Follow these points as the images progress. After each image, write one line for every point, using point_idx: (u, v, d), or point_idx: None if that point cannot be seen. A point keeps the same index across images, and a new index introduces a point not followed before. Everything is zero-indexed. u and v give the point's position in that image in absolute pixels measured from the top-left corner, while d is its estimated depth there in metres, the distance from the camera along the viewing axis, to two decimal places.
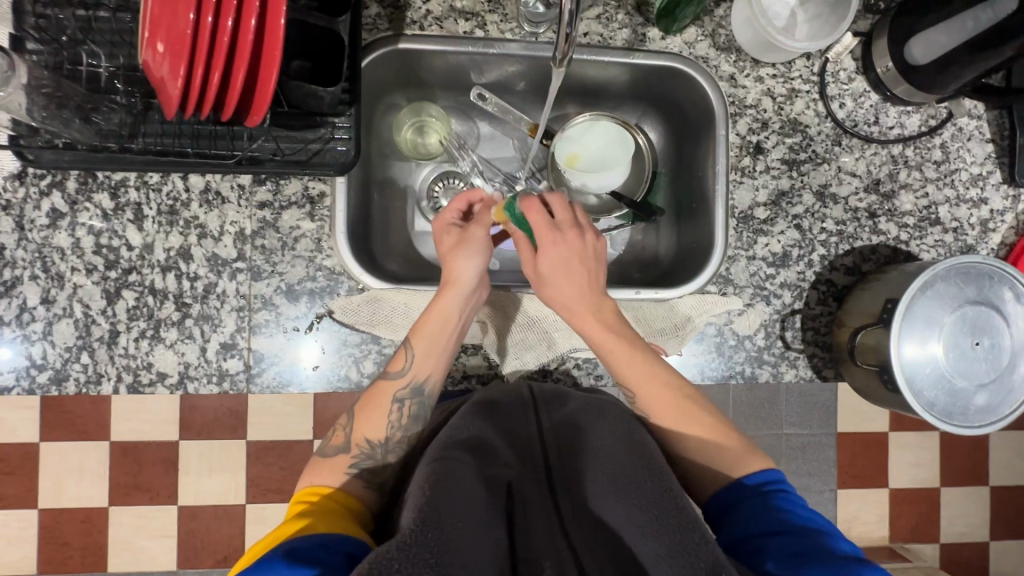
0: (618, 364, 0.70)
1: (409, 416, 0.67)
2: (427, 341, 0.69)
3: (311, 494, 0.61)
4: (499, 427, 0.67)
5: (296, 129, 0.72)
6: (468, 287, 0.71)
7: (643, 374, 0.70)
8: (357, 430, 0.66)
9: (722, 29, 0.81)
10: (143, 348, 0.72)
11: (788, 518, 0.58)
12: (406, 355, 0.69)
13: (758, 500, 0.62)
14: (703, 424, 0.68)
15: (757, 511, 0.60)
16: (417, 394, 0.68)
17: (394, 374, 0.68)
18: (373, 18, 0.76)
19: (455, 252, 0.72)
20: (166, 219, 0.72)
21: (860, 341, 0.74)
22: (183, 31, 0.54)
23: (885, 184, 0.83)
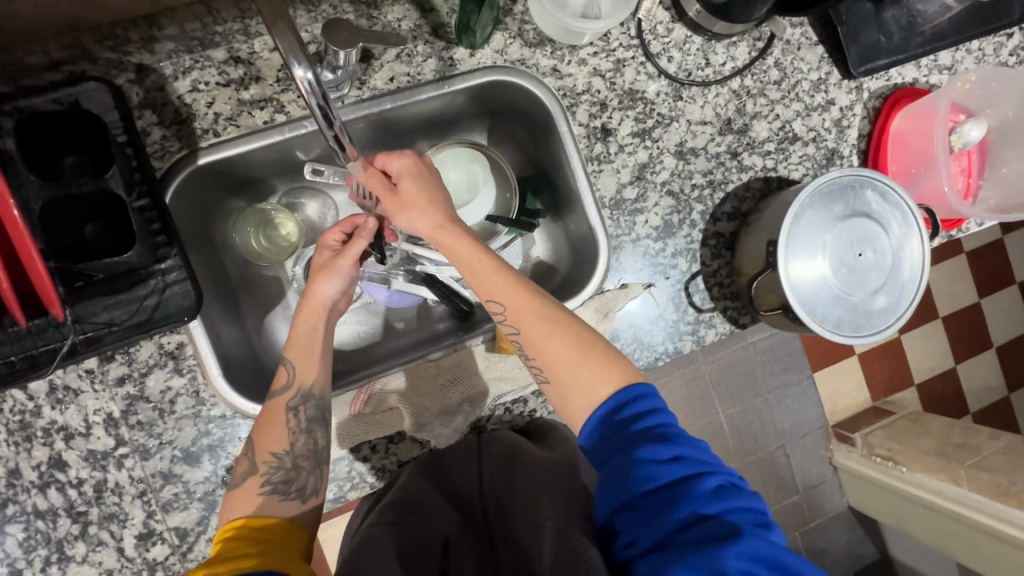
0: (485, 279, 0.63)
1: (308, 420, 0.65)
2: (304, 350, 0.68)
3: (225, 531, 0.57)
4: (442, 486, 0.69)
5: (123, 290, 0.65)
6: (328, 307, 0.71)
7: (501, 276, 0.63)
8: (260, 447, 0.63)
9: (528, 24, 0.77)
10: (56, 575, 0.66)
11: (651, 479, 0.50)
12: (287, 369, 0.66)
13: (616, 457, 0.52)
14: (556, 320, 0.60)
15: (617, 474, 0.51)
16: (309, 399, 0.65)
17: (278, 390, 0.65)
18: (160, 143, 0.69)
19: (317, 275, 0.71)
20: (22, 436, 0.65)
21: (760, 286, 0.74)
22: None
23: (737, 120, 0.83)
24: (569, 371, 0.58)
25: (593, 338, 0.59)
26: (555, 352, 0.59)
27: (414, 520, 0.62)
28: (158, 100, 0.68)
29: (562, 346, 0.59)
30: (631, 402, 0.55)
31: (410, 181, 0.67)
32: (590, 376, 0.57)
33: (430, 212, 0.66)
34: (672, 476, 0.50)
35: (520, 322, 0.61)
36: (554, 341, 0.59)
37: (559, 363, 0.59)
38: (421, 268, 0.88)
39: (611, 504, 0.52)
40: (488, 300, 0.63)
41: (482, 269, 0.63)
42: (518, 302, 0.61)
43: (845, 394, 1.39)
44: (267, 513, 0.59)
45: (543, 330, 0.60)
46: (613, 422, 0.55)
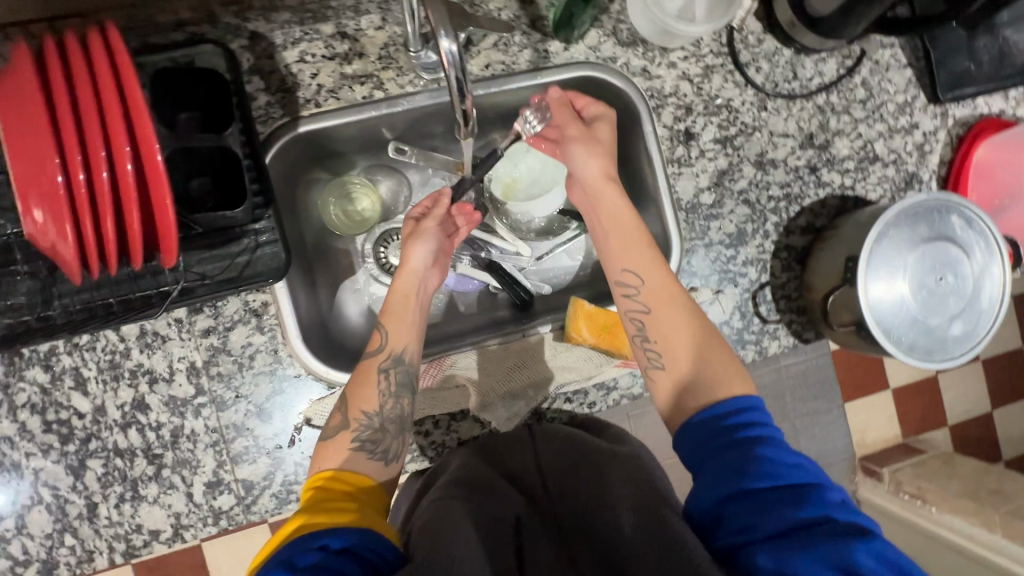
0: (629, 249, 0.70)
1: (397, 384, 0.66)
2: (397, 318, 0.70)
3: (315, 480, 0.59)
4: (497, 469, 0.68)
5: (218, 245, 0.67)
6: (420, 272, 0.74)
7: (649, 254, 0.70)
8: (353, 404, 0.64)
9: (622, 24, 0.78)
10: (128, 512, 0.68)
11: (770, 475, 0.52)
12: (382, 333, 0.69)
13: (736, 452, 0.54)
14: (685, 314, 0.67)
15: (735, 465, 0.53)
16: (399, 363, 0.67)
17: (371, 351, 0.68)
18: (264, 108, 0.71)
19: (408, 240, 0.75)
20: (111, 375, 0.68)
21: (834, 302, 0.74)
22: (56, 194, 0.48)
23: (818, 136, 0.83)
24: (697, 362, 0.64)
25: (721, 343, 0.65)
26: (683, 342, 0.65)
27: (482, 497, 0.61)
28: (266, 68, 0.71)
29: (690, 339, 0.65)
30: (756, 408, 0.59)
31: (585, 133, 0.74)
32: (715, 373, 0.63)
33: (603, 159, 0.74)
34: (792, 477, 0.52)
35: (659, 301, 0.67)
36: (676, 330, 0.66)
37: (689, 353, 0.64)
38: (485, 255, 0.89)
39: (722, 491, 0.53)
40: (627, 268, 0.69)
41: (629, 240, 0.71)
42: (663, 279, 0.68)
43: (875, 427, 1.38)
44: (354, 470, 0.60)
45: (675, 315, 0.66)
46: (738, 414, 0.58)
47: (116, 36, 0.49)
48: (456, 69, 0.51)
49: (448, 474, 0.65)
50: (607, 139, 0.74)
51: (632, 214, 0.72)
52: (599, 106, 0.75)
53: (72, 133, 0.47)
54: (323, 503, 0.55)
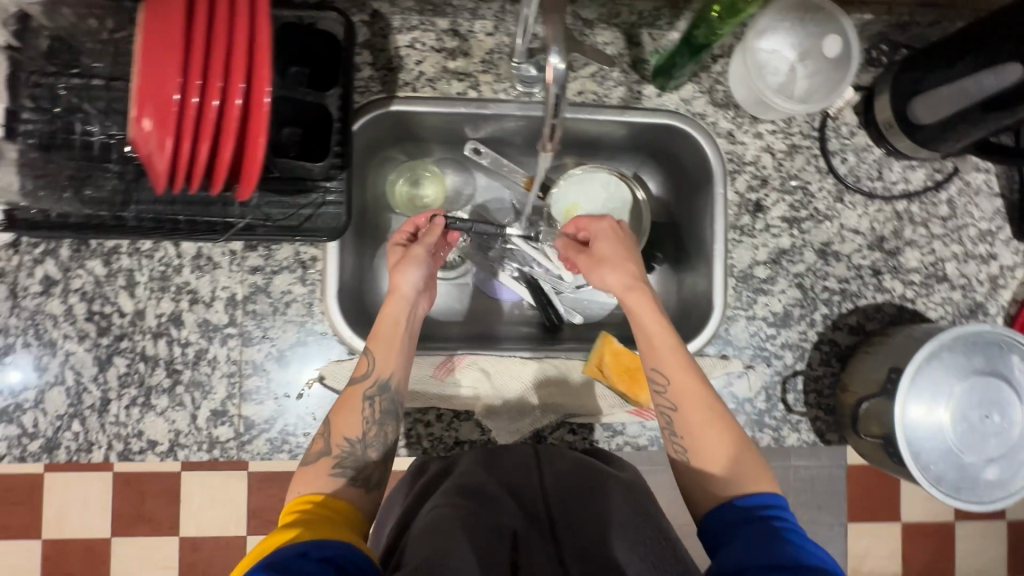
0: (658, 348, 0.68)
1: (381, 412, 0.68)
2: (384, 342, 0.70)
3: (302, 503, 0.60)
4: (501, 481, 0.66)
5: (287, 194, 0.71)
6: (410, 298, 0.74)
7: (678, 354, 0.68)
8: (336, 430, 0.66)
9: (720, 85, 0.80)
10: (134, 416, 0.71)
11: (799, 555, 0.53)
12: (368, 359, 0.69)
13: (762, 529, 0.56)
14: (715, 410, 0.66)
15: (766, 538, 0.55)
16: (383, 391, 0.68)
17: (359, 377, 0.68)
18: (365, 81, 0.75)
19: (397, 267, 0.75)
20: (158, 285, 0.72)
21: (866, 410, 0.72)
22: (167, 111, 0.52)
23: (889, 241, 0.81)
24: (720, 460, 0.64)
25: (747, 439, 0.65)
26: (712, 440, 0.65)
27: (482, 508, 0.60)
28: (377, 45, 0.75)
29: (721, 439, 0.65)
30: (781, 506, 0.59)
31: (602, 236, 0.78)
32: (742, 470, 0.63)
33: (624, 267, 0.75)
34: (819, 560, 0.53)
35: (687, 401, 0.66)
36: (704, 431, 0.65)
37: (716, 449, 0.64)
38: (529, 269, 0.91)
39: (748, 558, 0.53)
40: (655, 368, 0.68)
41: (657, 329, 0.69)
42: (691, 386, 0.66)
43: (874, 556, 1.31)
44: (339, 498, 0.61)
45: (703, 413, 0.66)
46: (760, 513, 0.59)
47: None
48: (557, 86, 0.52)
49: (453, 480, 0.65)
50: (619, 254, 0.76)
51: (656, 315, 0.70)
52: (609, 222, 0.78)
53: (199, 61, 0.52)
54: (309, 521, 0.56)
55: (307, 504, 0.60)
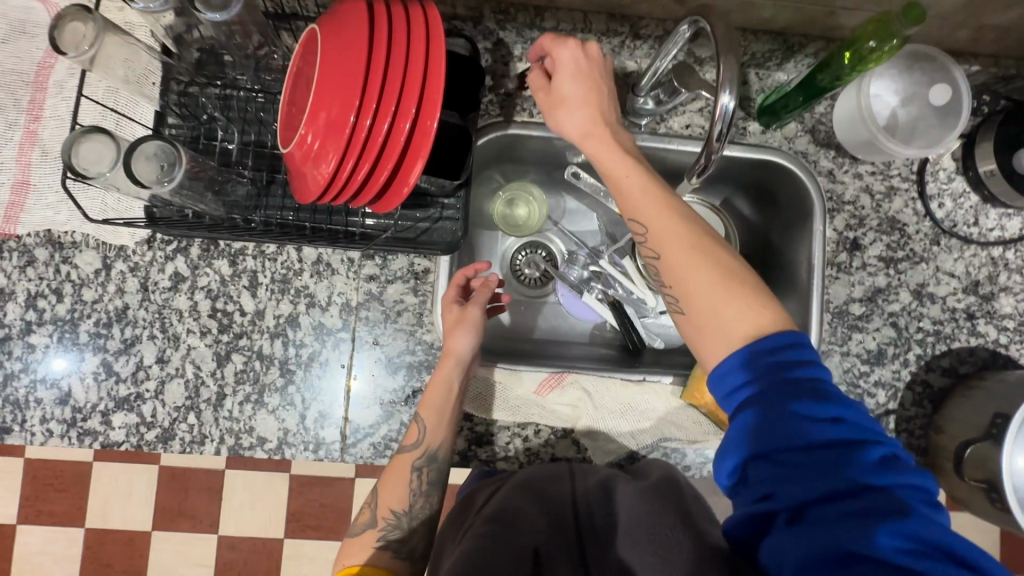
0: (642, 209, 0.63)
1: (428, 483, 0.70)
2: (434, 412, 0.70)
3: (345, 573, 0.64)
4: (532, 498, 0.65)
5: (406, 207, 0.75)
6: (464, 363, 0.72)
7: (665, 211, 0.62)
8: (382, 503, 0.69)
9: (822, 125, 0.82)
10: (245, 412, 0.73)
11: (806, 434, 0.50)
12: (418, 427, 0.70)
13: (768, 404, 0.52)
14: (722, 286, 0.58)
15: (770, 422, 0.52)
16: (433, 461, 0.70)
17: (408, 447, 0.70)
18: (486, 104, 0.79)
19: (451, 330, 0.72)
20: (279, 288, 0.75)
21: (970, 454, 0.72)
22: (341, 131, 0.55)
23: (984, 285, 0.82)
24: (693, 266, 0.60)
25: (738, 265, 0.60)
26: (699, 272, 0.60)
27: (509, 532, 0.60)
28: (498, 71, 0.79)
29: (719, 299, 0.58)
30: (788, 342, 0.55)
31: (563, 66, 0.69)
32: (749, 315, 0.57)
33: (588, 110, 0.68)
34: (830, 438, 0.50)
35: (682, 279, 0.60)
36: (700, 295, 0.59)
37: (685, 253, 0.61)
38: (613, 292, 0.92)
39: (766, 478, 0.51)
40: (642, 235, 0.64)
41: (643, 206, 0.63)
42: (682, 246, 0.61)
43: None
44: (378, 567, 0.65)
45: (692, 265, 0.60)
46: (759, 353, 0.55)
47: (435, 19, 0.57)
48: (722, 124, 0.57)
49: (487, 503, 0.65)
50: (591, 102, 0.68)
51: (653, 193, 0.63)
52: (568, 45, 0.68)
53: (376, 86, 0.55)
54: None
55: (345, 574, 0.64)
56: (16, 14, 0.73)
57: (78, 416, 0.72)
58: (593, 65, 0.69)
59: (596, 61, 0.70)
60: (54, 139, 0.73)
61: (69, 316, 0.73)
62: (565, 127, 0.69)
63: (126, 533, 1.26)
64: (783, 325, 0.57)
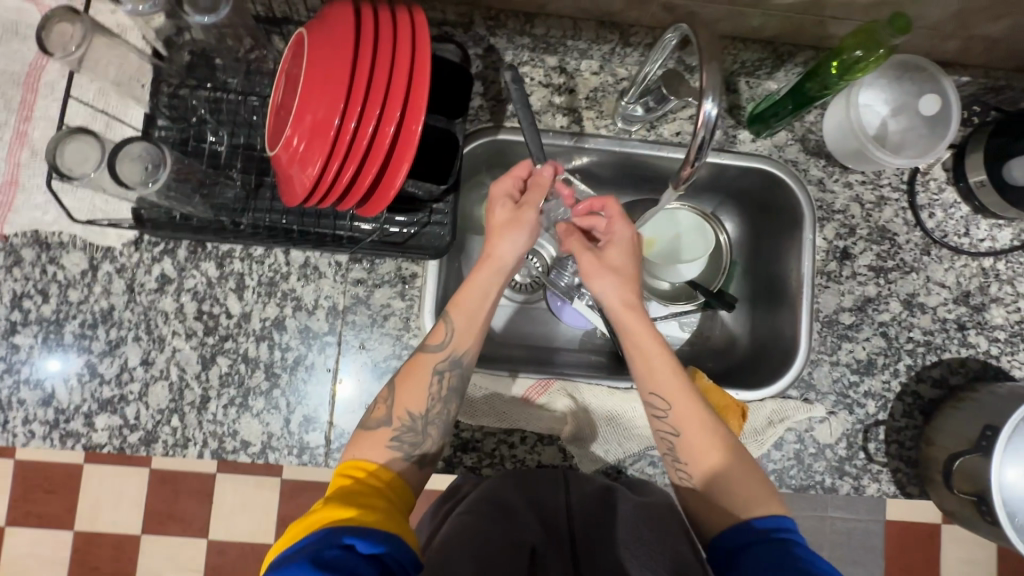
0: (653, 371, 0.67)
1: (448, 389, 0.67)
2: (467, 312, 0.69)
3: (355, 468, 0.61)
4: (524, 494, 0.68)
5: (394, 211, 0.74)
6: (508, 267, 0.72)
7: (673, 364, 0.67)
8: (400, 403, 0.65)
9: (813, 134, 0.82)
10: (230, 415, 0.73)
11: (805, 566, 0.53)
12: (446, 327, 0.68)
13: (767, 548, 0.56)
14: (721, 452, 0.64)
15: (770, 560, 0.55)
16: (456, 366, 0.67)
17: (432, 347, 0.67)
18: (475, 110, 0.79)
19: (501, 230, 0.72)
20: (265, 290, 0.75)
21: (959, 467, 0.71)
22: (326, 134, 0.55)
23: (975, 296, 0.82)
24: (716, 460, 0.63)
25: (745, 453, 0.64)
26: (717, 453, 0.64)
27: (505, 521, 0.64)
28: (489, 77, 0.79)
29: (714, 447, 0.64)
30: (787, 527, 0.58)
31: (617, 246, 0.74)
32: (740, 483, 0.62)
33: (625, 287, 0.72)
34: (830, 574, 0.52)
35: (696, 460, 0.64)
36: (699, 455, 0.64)
37: (712, 451, 0.64)
38: None
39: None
40: (655, 394, 0.66)
41: (656, 349, 0.68)
42: (693, 412, 0.65)
43: None
44: None
45: (698, 450, 0.64)
46: (766, 529, 0.58)
47: (422, 24, 0.57)
48: (706, 130, 0.56)
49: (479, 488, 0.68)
50: (627, 269, 0.73)
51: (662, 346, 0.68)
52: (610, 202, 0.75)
53: (361, 89, 0.55)
54: (360, 495, 0.57)
55: (359, 471, 0.61)
56: (8, 15, 0.73)
57: (60, 418, 0.71)
58: (635, 250, 0.75)
59: (638, 250, 0.75)
60: (43, 140, 0.73)
61: (54, 317, 0.73)
62: (598, 293, 0.72)
63: (112, 538, 1.24)
64: (776, 511, 0.60)
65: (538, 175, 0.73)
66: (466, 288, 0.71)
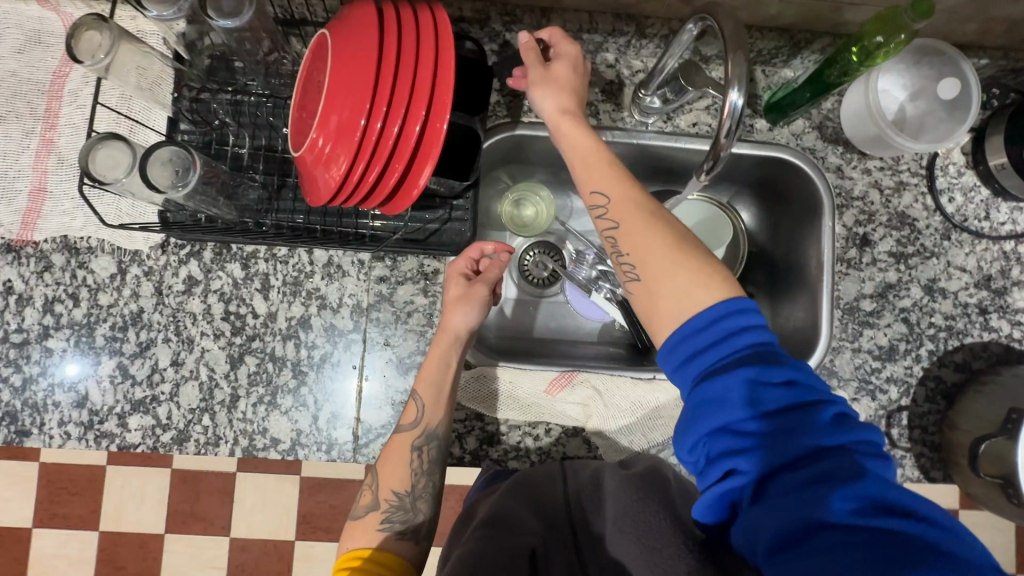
0: (589, 164, 0.64)
1: (429, 462, 0.70)
2: (432, 388, 0.70)
3: (350, 559, 0.65)
4: (524, 501, 0.66)
5: (415, 209, 0.76)
6: (462, 339, 0.72)
7: (615, 170, 0.63)
8: (383, 485, 0.69)
9: (830, 121, 0.82)
10: (260, 413, 0.74)
11: (762, 405, 0.49)
12: (416, 404, 0.70)
13: (726, 380, 0.50)
14: (663, 245, 0.58)
15: (729, 398, 0.50)
16: (433, 439, 0.70)
17: (406, 427, 0.70)
18: (493, 105, 0.79)
19: (454, 303, 0.73)
20: (290, 290, 0.76)
21: (985, 451, 0.71)
22: (351, 133, 0.56)
23: (996, 280, 0.82)
24: (664, 251, 0.58)
25: (693, 244, 0.59)
26: (665, 238, 0.59)
27: (502, 533, 0.61)
28: (505, 72, 0.80)
29: (658, 247, 0.58)
30: (738, 309, 0.54)
31: (569, 62, 0.70)
32: (683, 273, 0.56)
33: (563, 94, 0.69)
34: (778, 377, 0.50)
35: (620, 216, 0.61)
36: (641, 258, 0.59)
37: (655, 245, 0.59)
38: (620, 291, 0.92)
39: (714, 445, 0.50)
40: (595, 191, 0.63)
41: (585, 149, 0.65)
42: (618, 187, 0.62)
43: None
44: (389, 551, 0.66)
45: (641, 246, 0.59)
46: (712, 319, 0.54)
47: (445, 24, 0.57)
48: (730, 122, 0.56)
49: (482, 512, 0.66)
50: (570, 82, 0.69)
51: (596, 145, 0.65)
52: (552, 28, 0.71)
53: (386, 91, 0.55)
54: None
55: (355, 560, 0.64)
56: (32, 24, 0.75)
57: (94, 419, 0.73)
58: (584, 70, 0.72)
59: (585, 72, 0.72)
60: (69, 147, 0.74)
61: (86, 321, 0.74)
62: (539, 107, 0.69)
63: (139, 537, 1.27)
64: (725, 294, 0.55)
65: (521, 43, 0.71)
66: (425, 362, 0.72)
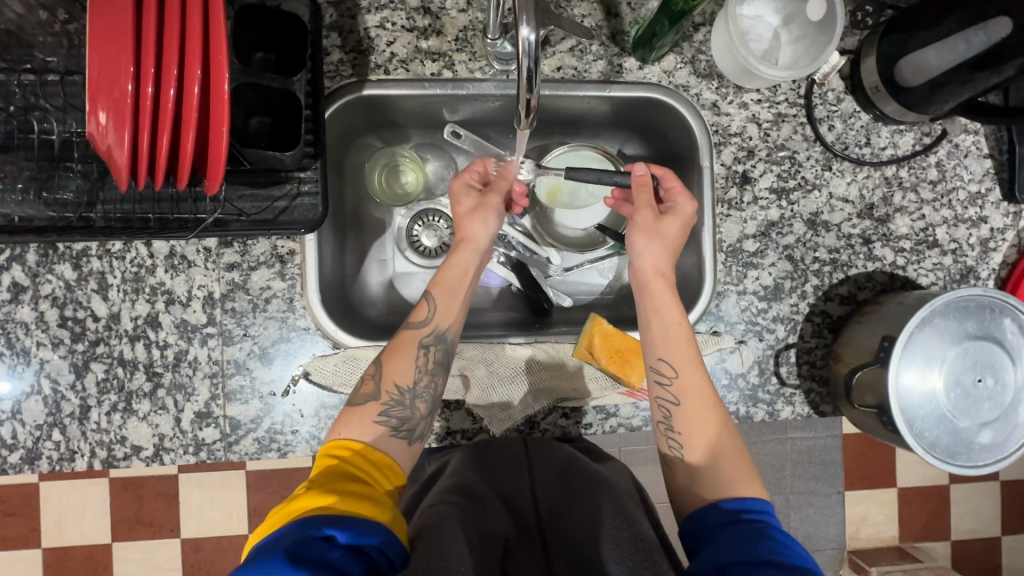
0: (670, 332, 0.65)
1: (434, 364, 0.65)
2: (448, 290, 0.68)
3: (338, 448, 0.58)
4: (493, 485, 0.65)
5: (260, 187, 0.69)
6: (482, 249, 0.71)
7: (687, 345, 0.65)
8: (387, 376, 0.63)
9: (702, 54, 0.77)
10: (115, 422, 0.69)
11: (773, 547, 0.51)
12: (429, 305, 0.67)
13: (742, 527, 0.54)
14: (715, 430, 0.63)
15: (748, 537, 0.53)
16: (441, 341, 0.65)
17: (416, 323, 0.66)
18: (335, 65, 0.72)
19: (472, 210, 0.72)
20: (132, 287, 0.70)
21: (860, 381, 0.71)
22: (122, 101, 0.50)
23: (879, 208, 0.80)
24: (718, 447, 0.62)
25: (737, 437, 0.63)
26: (728, 456, 0.62)
27: (476, 508, 0.60)
28: (346, 27, 0.72)
29: (707, 419, 0.63)
30: (765, 510, 0.57)
31: (680, 215, 0.70)
32: (725, 455, 0.62)
33: (666, 250, 0.69)
34: (788, 558, 0.50)
35: (678, 368, 0.64)
36: (710, 455, 0.62)
37: (714, 433, 0.63)
38: (514, 255, 0.87)
39: (723, 555, 0.51)
40: (663, 359, 0.64)
41: (668, 307, 0.67)
42: (689, 366, 0.64)
43: (870, 522, 1.26)
44: (377, 449, 0.59)
45: (703, 424, 0.63)
46: (740, 519, 0.56)
47: None
48: (530, 59, 0.52)
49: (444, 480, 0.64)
50: (673, 238, 0.70)
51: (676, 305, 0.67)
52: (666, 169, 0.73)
53: (151, 50, 0.50)
54: (342, 478, 0.54)
55: (344, 451, 0.58)
56: None
57: None
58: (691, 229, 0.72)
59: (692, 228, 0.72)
60: None
61: None
62: (635, 250, 0.70)
63: None
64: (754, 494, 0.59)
65: (633, 175, 0.72)
66: (444, 268, 0.70)
